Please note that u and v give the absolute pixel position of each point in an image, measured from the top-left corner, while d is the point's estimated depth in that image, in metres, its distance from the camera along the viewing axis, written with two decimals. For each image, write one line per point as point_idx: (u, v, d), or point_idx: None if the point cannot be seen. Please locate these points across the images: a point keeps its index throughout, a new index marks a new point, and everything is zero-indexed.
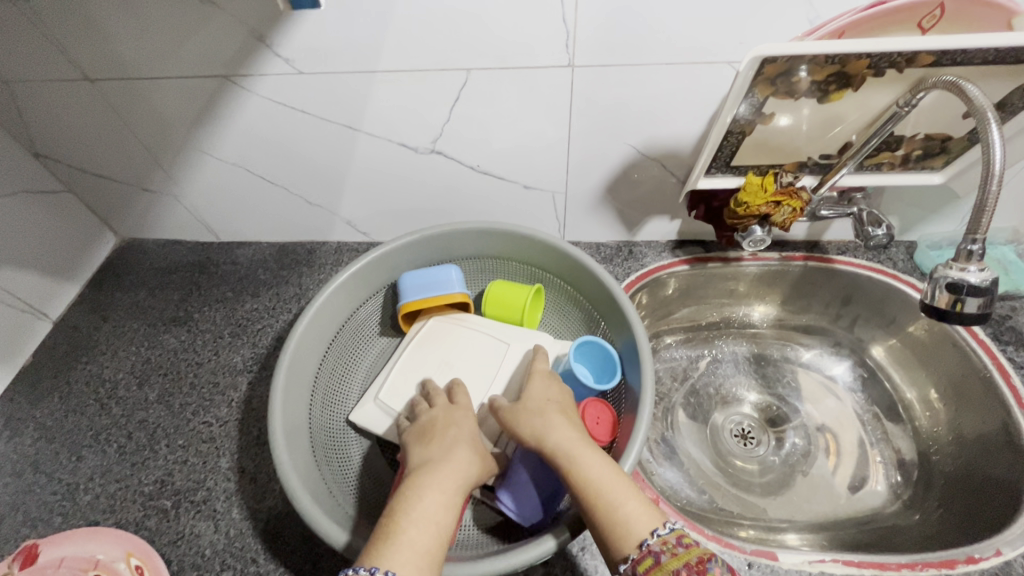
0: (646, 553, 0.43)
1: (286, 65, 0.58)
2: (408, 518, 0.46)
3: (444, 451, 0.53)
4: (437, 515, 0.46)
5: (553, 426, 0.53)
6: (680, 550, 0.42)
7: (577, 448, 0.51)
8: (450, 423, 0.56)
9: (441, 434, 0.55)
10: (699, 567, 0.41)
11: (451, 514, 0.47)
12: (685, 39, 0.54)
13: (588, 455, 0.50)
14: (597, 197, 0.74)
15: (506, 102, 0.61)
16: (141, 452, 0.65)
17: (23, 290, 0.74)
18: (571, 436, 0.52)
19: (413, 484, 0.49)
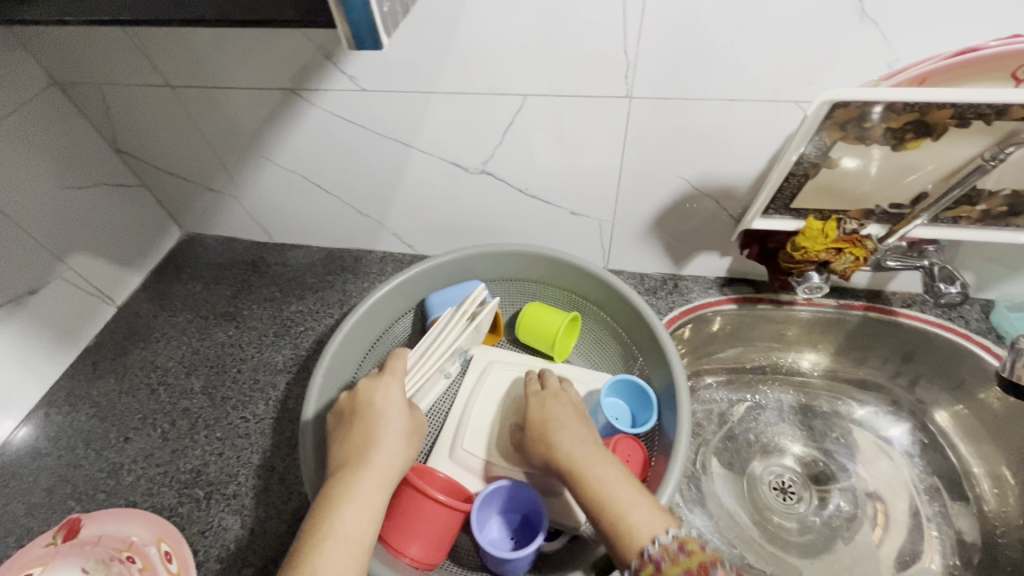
0: (646, 562, 0.40)
1: (349, 81, 0.61)
2: (317, 542, 0.42)
3: (361, 450, 0.49)
4: (356, 530, 0.44)
5: (562, 438, 0.51)
6: (681, 556, 0.38)
7: (576, 458, 0.49)
8: (374, 412, 0.52)
9: (364, 426, 0.51)
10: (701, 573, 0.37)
11: (370, 527, 0.44)
12: (750, 76, 0.52)
13: (589, 460, 0.48)
14: (645, 227, 0.73)
15: (559, 129, 0.61)
16: (182, 440, 0.68)
17: (93, 275, 0.80)
18: (579, 445, 0.50)
19: (329, 493, 0.46)
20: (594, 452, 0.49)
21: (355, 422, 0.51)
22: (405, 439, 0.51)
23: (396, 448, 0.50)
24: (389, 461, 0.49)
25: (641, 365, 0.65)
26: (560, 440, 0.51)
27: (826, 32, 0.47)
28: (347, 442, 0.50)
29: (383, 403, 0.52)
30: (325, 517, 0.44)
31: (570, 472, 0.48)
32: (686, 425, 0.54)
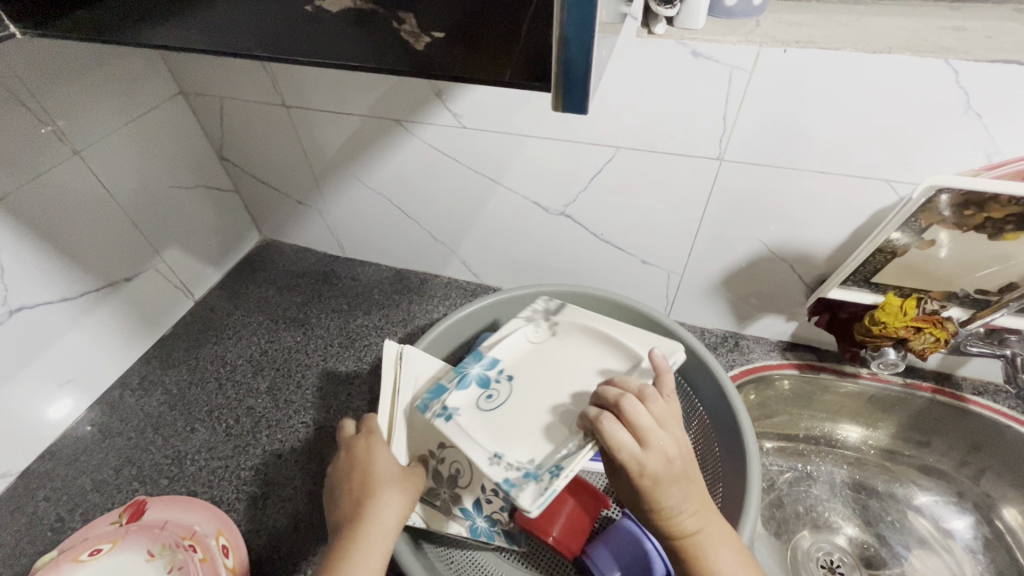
0: None
1: (453, 118, 0.65)
2: None
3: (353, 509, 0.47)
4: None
5: (679, 506, 0.44)
6: None
7: (694, 532, 0.45)
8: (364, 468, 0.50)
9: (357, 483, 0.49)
10: None
11: None
12: (845, 154, 0.54)
13: (714, 542, 0.45)
14: (712, 283, 0.74)
15: (646, 184, 0.64)
16: (244, 437, 0.70)
17: (180, 269, 0.85)
18: (693, 509, 0.45)
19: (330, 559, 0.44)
20: (715, 524, 0.46)
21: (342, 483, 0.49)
22: (399, 488, 0.48)
23: (395, 500, 0.47)
24: (388, 516, 0.46)
25: (701, 416, 0.65)
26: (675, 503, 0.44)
27: (928, 119, 0.49)
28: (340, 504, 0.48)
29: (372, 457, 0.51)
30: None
31: (687, 549, 0.45)
32: (754, 492, 0.53)
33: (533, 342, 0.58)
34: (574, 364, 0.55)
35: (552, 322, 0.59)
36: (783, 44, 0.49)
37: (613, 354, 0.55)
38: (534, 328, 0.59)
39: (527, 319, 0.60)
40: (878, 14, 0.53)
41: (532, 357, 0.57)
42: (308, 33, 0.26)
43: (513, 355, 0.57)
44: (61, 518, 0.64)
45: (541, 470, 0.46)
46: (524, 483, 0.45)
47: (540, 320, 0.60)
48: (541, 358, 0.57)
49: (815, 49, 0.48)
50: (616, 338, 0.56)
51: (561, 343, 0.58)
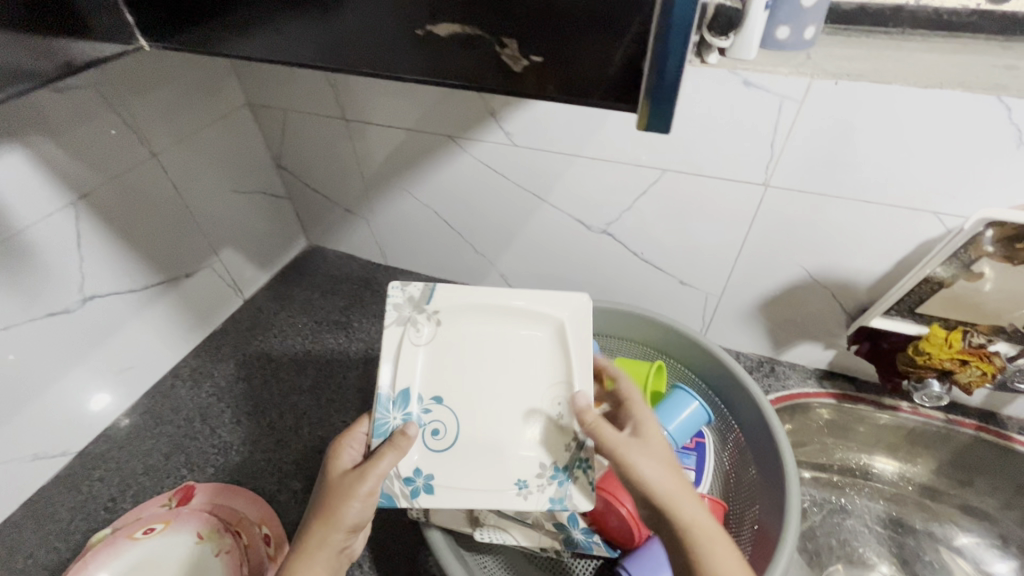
0: None
1: (504, 136, 0.68)
2: None
3: (315, 564, 0.45)
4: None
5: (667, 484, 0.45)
6: None
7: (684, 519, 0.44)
8: (351, 515, 0.45)
9: (330, 525, 0.45)
10: None
11: None
12: (890, 185, 0.55)
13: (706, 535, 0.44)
14: (749, 307, 0.74)
15: (689, 207, 0.66)
16: (287, 432, 0.73)
17: (233, 269, 0.89)
18: (678, 488, 0.45)
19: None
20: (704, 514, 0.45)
21: (321, 510, 0.46)
22: (366, 495, 0.45)
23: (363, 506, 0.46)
24: (355, 517, 0.46)
25: (737, 436, 0.66)
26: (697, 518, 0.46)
27: (978, 153, 0.50)
28: (307, 537, 0.46)
29: (361, 509, 0.46)
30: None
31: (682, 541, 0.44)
32: (790, 526, 0.53)
33: (422, 347, 0.50)
34: (493, 344, 0.51)
35: (430, 314, 0.51)
36: (835, 76, 0.50)
37: (533, 327, 0.51)
38: (414, 327, 0.50)
39: (395, 329, 0.50)
40: (924, 50, 0.55)
41: (436, 359, 0.51)
42: (417, 53, 0.29)
43: (415, 369, 0.50)
44: (113, 498, 0.67)
45: (570, 469, 0.48)
46: (565, 495, 0.47)
47: (421, 317, 0.51)
48: (447, 354, 0.51)
49: (866, 83, 0.49)
50: (532, 312, 0.51)
51: (456, 329, 0.51)
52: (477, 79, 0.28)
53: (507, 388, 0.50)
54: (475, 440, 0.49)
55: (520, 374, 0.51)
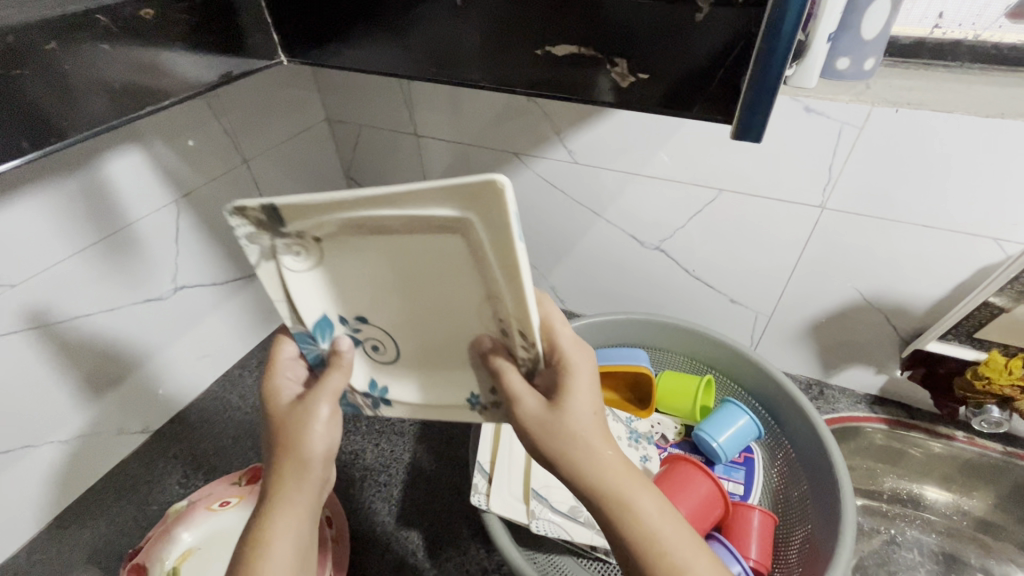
0: None
1: (567, 154, 0.72)
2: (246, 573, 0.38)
3: (295, 504, 0.41)
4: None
5: (591, 453, 0.37)
6: None
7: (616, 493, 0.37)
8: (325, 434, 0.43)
9: (303, 456, 0.42)
10: None
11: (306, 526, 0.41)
12: (949, 211, 0.57)
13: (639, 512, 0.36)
14: (799, 327, 0.76)
15: (743, 226, 0.68)
16: (346, 424, 0.76)
17: None
18: (607, 457, 0.37)
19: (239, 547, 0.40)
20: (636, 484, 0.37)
21: (282, 448, 0.43)
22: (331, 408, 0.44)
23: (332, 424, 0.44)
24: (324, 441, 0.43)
25: (787, 453, 0.67)
26: (647, 513, 0.36)
27: None
28: (278, 477, 0.42)
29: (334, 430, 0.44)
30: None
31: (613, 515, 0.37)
32: (846, 542, 0.53)
33: (306, 271, 0.42)
34: (387, 261, 0.39)
35: (296, 235, 0.39)
36: (895, 104, 0.53)
37: (432, 204, 0.32)
38: (285, 253, 0.40)
39: (266, 266, 0.41)
40: (986, 83, 0.56)
41: (333, 275, 0.42)
42: (539, 70, 0.34)
43: (318, 290, 0.43)
44: (187, 474, 0.72)
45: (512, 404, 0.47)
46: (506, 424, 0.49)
47: (282, 243, 0.40)
48: (339, 265, 0.41)
49: (927, 111, 0.52)
50: (423, 206, 0.32)
51: (335, 250, 0.39)
52: (590, 91, 0.33)
53: (430, 311, 0.42)
54: (418, 347, 0.46)
55: (437, 293, 0.40)
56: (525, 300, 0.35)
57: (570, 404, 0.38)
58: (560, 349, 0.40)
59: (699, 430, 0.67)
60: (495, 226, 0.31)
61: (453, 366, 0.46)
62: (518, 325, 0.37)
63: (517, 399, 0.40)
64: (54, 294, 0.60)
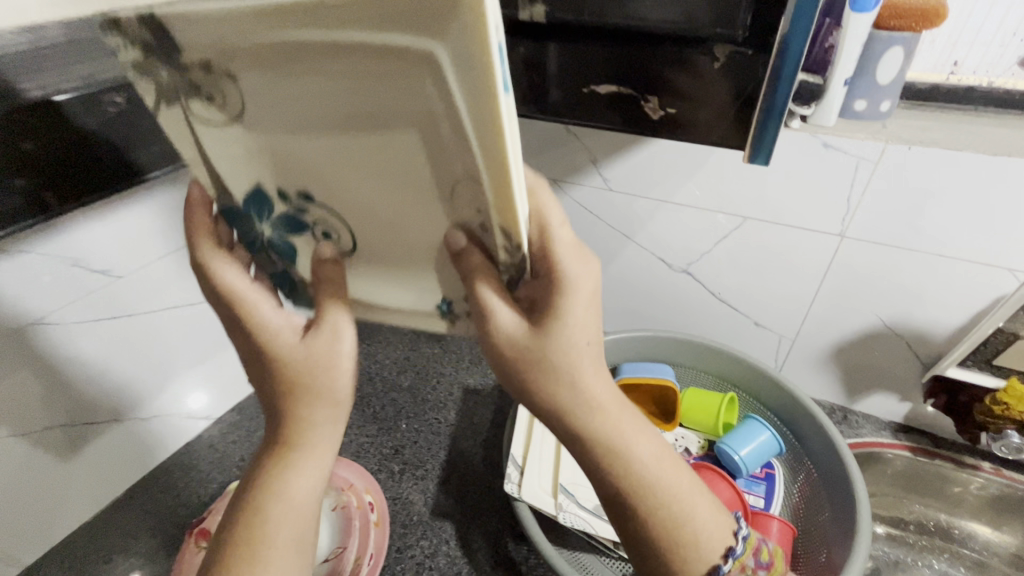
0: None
1: (601, 182, 0.79)
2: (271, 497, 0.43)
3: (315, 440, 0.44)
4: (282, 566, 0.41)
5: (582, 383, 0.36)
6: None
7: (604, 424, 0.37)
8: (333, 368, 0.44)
9: (323, 398, 0.43)
10: None
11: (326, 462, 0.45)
12: (963, 242, 0.60)
13: (628, 445, 0.38)
14: (823, 352, 0.78)
15: (767, 253, 0.73)
16: (387, 422, 0.82)
17: None
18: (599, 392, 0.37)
19: (274, 504, 0.43)
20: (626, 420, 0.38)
21: (299, 384, 0.43)
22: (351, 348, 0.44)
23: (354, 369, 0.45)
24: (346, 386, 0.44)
25: (809, 471, 0.69)
26: (643, 457, 0.38)
27: None
28: (300, 426, 0.44)
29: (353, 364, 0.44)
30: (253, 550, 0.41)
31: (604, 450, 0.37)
32: (859, 553, 0.56)
33: (237, 123, 0.35)
34: (323, 106, 0.31)
35: (221, 72, 0.32)
36: (908, 142, 0.58)
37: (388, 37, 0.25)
38: (197, 95, 0.34)
39: (174, 110, 0.36)
40: (1003, 126, 0.61)
41: (267, 140, 0.35)
42: (581, 103, 0.39)
43: (245, 151, 0.37)
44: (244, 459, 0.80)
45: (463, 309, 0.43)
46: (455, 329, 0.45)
47: (208, 84, 0.33)
48: (273, 129, 0.34)
49: (937, 149, 0.56)
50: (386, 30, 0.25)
51: (267, 94, 0.32)
52: (625, 122, 0.38)
53: (379, 197, 0.36)
54: (374, 238, 0.40)
55: (383, 160, 0.33)
56: (503, 176, 0.28)
57: (562, 331, 0.36)
58: (556, 270, 0.37)
59: (722, 444, 0.70)
60: (466, 69, 0.24)
61: (407, 267, 0.42)
62: (502, 226, 0.32)
63: (496, 325, 0.37)
64: (137, 301, 0.69)
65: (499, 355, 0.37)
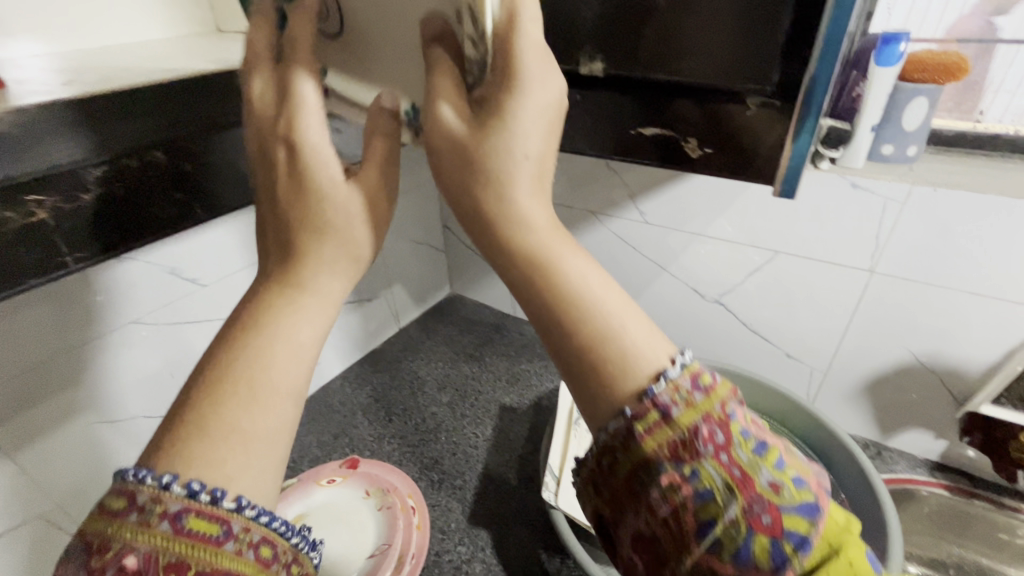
0: (651, 407, 0.28)
1: (639, 214, 0.84)
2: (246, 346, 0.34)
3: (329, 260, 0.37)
4: (264, 483, 0.31)
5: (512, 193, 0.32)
6: (697, 398, 0.29)
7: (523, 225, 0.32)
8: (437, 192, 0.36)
9: (328, 234, 0.37)
10: (719, 418, 0.29)
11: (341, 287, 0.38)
12: (992, 280, 0.63)
13: (558, 250, 0.32)
14: (856, 386, 0.80)
15: (798, 286, 0.76)
16: (427, 434, 0.87)
17: (399, 303, 1.10)
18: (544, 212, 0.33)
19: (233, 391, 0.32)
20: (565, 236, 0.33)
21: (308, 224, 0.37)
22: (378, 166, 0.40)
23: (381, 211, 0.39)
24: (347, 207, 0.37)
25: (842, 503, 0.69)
26: (571, 268, 0.32)
27: None
28: (298, 262, 0.37)
29: (357, 193, 0.38)
30: (194, 441, 0.30)
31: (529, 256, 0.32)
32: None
33: None
34: None
35: None
36: (934, 185, 0.61)
37: None
38: None
39: None
40: (1019, 171, 0.64)
41: None
42: (629, 143, 0.44)
43: None
44: (294, 461, 0.85)
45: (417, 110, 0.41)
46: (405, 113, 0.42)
47: None
48: None
49: (962, 191, 0.60)
50: None
51: None
52: (668, 159, 0.43)
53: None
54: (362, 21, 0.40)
55: None
56: None
57: (505, 134, 0.32)
58: (513, 61, 0.32)
59: None
60: None
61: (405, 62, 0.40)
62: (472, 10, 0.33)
63: (432, 122, 0.34)
64: (197, 311, 0.74)
65: (436, 150, 0.34)
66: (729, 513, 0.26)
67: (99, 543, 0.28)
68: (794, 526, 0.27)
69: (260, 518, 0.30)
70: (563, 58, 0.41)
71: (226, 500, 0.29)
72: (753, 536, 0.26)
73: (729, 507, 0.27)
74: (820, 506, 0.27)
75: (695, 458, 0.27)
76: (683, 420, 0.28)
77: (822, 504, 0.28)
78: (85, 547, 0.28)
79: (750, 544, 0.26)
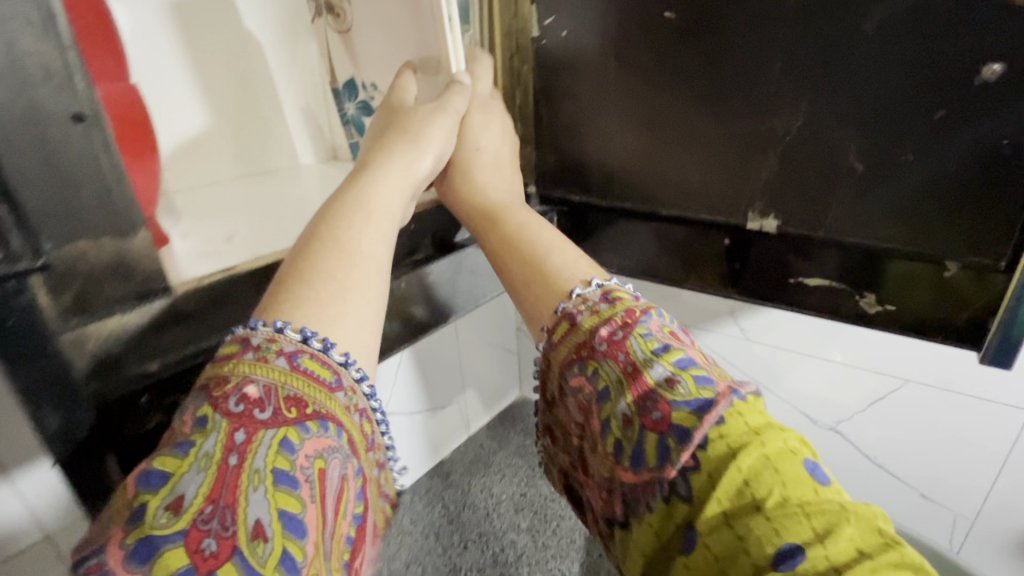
0: (562, 319, 0.36)
1: (738, 330, 0.78)
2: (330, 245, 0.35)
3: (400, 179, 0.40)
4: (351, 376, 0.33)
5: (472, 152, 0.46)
6: (602, 308, 0.35)
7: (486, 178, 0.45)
8: (484, 206, 0.45)
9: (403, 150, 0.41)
10: (623, 320, 0.34)
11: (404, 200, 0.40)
12: None
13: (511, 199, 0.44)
14: (1012, 536, 0.69)
15: (933, 419, 0.68)
16: (508, 567, 0.79)
17: (468, 409, 1.06)
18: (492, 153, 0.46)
19: (329, 251, 0.34)
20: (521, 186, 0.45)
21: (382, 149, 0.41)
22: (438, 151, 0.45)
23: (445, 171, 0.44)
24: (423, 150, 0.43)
25: None
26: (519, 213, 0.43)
27: None
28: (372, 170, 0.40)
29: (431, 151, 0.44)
30: (304, 289, 0.33)
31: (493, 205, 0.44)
32: None
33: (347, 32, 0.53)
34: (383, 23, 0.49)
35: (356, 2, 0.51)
36: None
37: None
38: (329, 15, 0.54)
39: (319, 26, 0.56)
40: None
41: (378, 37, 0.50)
42: (788, 291, 0.43)
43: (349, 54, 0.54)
44: None
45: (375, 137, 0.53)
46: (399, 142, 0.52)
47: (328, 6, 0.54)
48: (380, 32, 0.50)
49: None
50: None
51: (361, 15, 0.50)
52: (838, 313, 0.41)
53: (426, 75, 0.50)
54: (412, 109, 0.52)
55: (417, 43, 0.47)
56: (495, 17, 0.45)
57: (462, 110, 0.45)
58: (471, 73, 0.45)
59: None
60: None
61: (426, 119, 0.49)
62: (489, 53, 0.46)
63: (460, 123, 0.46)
64: None
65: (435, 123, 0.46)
66: (619, 409, 0.32)
67: (215, 384, 0.30)
68: (681, 420, 0.29)
69: (363, 385, 0.33)
70: (734, 212, 0.42)
71: (337, 353, 0.32)
72: (640, 426, 0.30)
73: (620, 402, 0.32)
74: (718, 404, 0.29)
75: (595, 359, 0.34)
76: (586, 326, 0.35)
77: (722, 403, 0.29)
78: (200, 393, 0.30)
79: (640, 435, 0.30)
